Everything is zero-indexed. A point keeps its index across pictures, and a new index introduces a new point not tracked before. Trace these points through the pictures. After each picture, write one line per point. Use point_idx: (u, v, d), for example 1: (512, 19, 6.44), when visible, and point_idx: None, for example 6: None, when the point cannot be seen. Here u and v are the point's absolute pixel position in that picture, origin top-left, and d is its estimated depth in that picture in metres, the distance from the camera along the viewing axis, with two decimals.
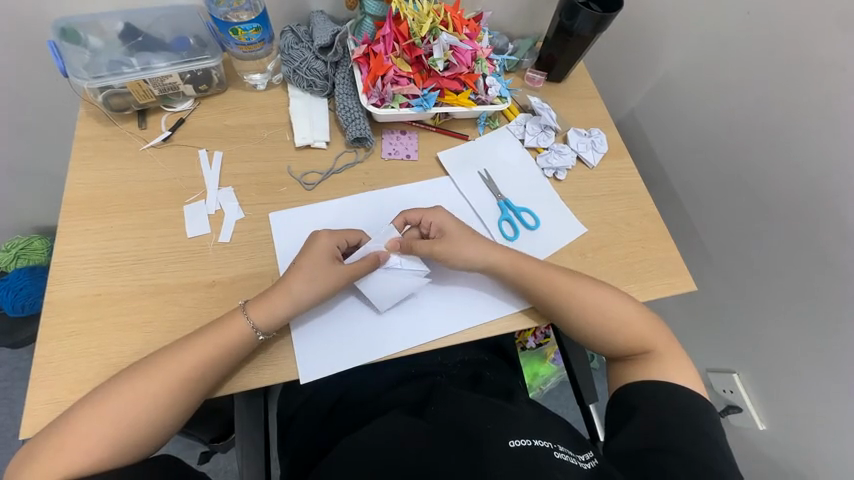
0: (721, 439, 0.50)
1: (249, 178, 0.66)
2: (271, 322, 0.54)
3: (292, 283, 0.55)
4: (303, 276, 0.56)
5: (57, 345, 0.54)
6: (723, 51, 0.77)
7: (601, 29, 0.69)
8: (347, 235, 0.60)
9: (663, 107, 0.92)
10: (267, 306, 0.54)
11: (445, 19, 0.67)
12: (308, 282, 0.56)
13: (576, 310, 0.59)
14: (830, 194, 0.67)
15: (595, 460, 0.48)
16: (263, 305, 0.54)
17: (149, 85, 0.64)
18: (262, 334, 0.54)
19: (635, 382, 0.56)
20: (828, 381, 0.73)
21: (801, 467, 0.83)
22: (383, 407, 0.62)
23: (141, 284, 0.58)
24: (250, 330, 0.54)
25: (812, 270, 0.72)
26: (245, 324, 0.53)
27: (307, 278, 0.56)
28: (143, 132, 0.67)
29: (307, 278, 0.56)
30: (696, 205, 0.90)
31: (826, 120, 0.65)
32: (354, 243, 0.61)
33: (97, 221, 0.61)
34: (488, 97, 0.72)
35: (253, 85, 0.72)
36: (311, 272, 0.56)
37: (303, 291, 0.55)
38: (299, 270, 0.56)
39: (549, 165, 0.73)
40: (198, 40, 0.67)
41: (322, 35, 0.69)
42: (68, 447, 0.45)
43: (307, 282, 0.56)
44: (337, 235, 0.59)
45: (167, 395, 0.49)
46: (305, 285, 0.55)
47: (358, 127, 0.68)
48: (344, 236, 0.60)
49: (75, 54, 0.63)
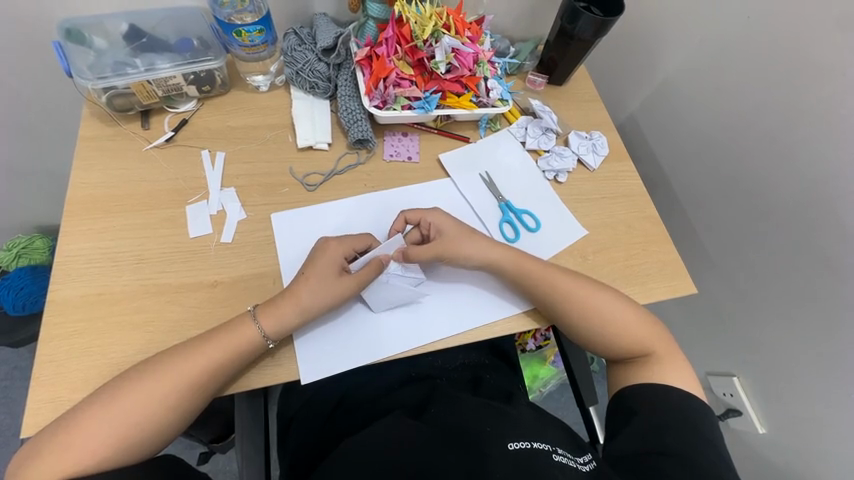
0: (720, 441, 0.50)
1: (251, 178, 0.67)
2: (280, 330, 0.55)
3: (301, 291, 0.56)
4: (311, 285, 0.56)
5: (59, 344, 0.54)
6: (724, 55, 0.77)
7: (602, 33, 0.70)
8: (356, 242, 0.60)
9: (663, 110, 0.92)
10: (276, 314, 0.55)
11: (447, 22, 0.67)
12: (316, 292, 0.56)
13: (576, 313, 0.60)
14: (830, 198, 0.67)
15: (594, 462, 0.48)
16: (272, 312, 0.55)
17: (153, 85, 0.64)
18: (272, 341, 0.55)
19: (633, 385, 0.56)
20: (829, 385, 0.73)
21: (800, 470, 0.83)
22: (383, 408, 0.62)
23: (144, 283, 0.58)
24: (260, 337, 0.54)
25: (812, 273, 0.72)
26: (254, 330, 0.54)
27: (317, 288, 0.56)
28: (147, 132, 0.68)
29: (316, 287, 0.56)
30: (696, 209, 0.90)
31: (825, 126, 0.65)
32: (363, 249, 0.61)
33: (101, 220, 0.61)
34: (490, 100, 0.72)
35: (257, 87, 0.73)
36: (319, 282, 0.56)
37: (311, 300, 0.56)
38: (308, 279, 0.56)
39: (550, 167, 0.73)
40: (202, 41, 0.68)
41: (325, 38, 0.70)
42: (72, 446, 0.45)
43: (315, 291, 0.56)
44: (346, 244, 0.59)
45: (172, 396, 0.49)
46: (313, 294, 0.56)
47: (360, 128, 0.68)
48: (353, 243, 0.60)
49: (79, 55, 0.63)
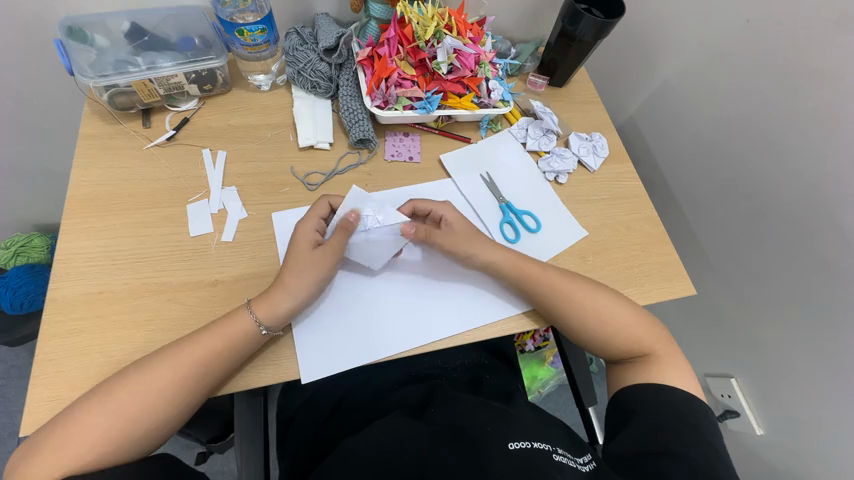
0: (720, 442, 0.50)
1: (252, 178, 0.67)
2: (275, 316, 0.55)
3: (285, 276, 0.56)
4: (293, 268, 0.57)
5: (58, 343, 0.54)
6: (724, 58, 0.77)
7: (602, 35, 0.70)
8: (318, 212, 0.61)
9: (663, 113, 0.92)
10: (267, 300, 0.55)
11: (449, 22, 0.67)
12: (298, 272, 0.57)
13: (576, 313, 0.60)
14: (830, 201, 0.67)
15: (593, 462, 0.49)
16: (263, 300, 0.55)
17: (154, 84, 0.64)
18: (266, 328, 0.55)
19: (633, 386, 0.56)
20: (826, 387, 0.74)
21: (799, 471, 0.83)
22: (384, 409, 0.62)
23: (144, 282, 0.58)
24: (256, 326, 0.54)
25: (811, 275, 0.72)
26: (249, 320, 0.54)
27: (298, 269, 0.57)
28: (147, 131, 0.68)
29: (297, 268, 0.57)
30: (696, 210, 0.91)
31: (825, 129, 0.66)
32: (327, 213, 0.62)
33: (100, 219, 0.61)
34: (490, 100, 0.72)
35: (258, 86, 0.73)
36: (298, 262, 0.57)
37: (299, 283, 0.56)
38: (288, 264, 0.57)
39: (551, 168, 0.73)
40: (203, 40, 0.68)
41: (327, 38, 0.70)
42: (73, 439, 0.45)
43: (301, 274, 0.57)
44: (312, 219, 0.60)
45: (171, 390, 0.49)
46: (297, 275, 0.56)
47: (361, 128, 0.68)
48: (316, 214, 0.61)
49: (80, 53, 0.62)
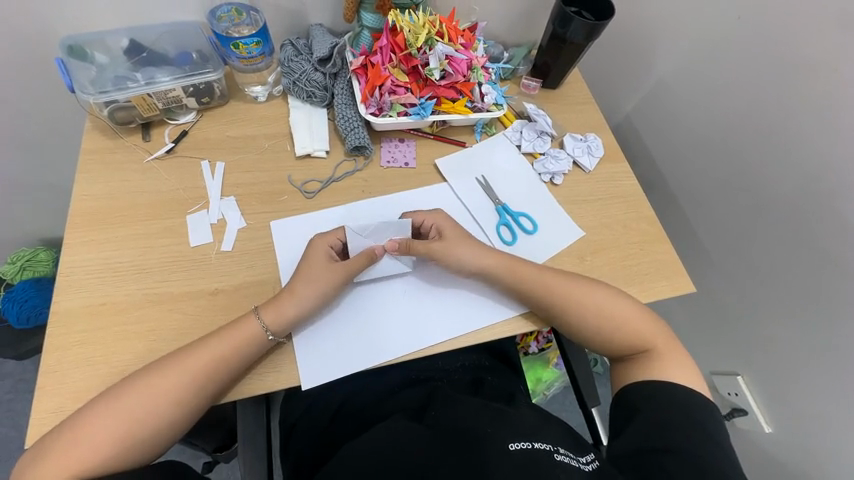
0: (725, 439, 0.50)
1: (250, 187, 0.67)
2: (281, 323, 0.56)
3: (296, 284, 0.57)
4: (306, 276, 0.58)
5: (63, 354, 0.54)
6: (718, 55, 0.78)
7: (593, 37, 0.71)
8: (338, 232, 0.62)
9: (658, 112, 0.93)
10: (276, 306, 0.56)
11: (440, 30, 0.69)
12: (309, 280, 0.58)
13: (573, 312, 0.60)
14: (830, 193, 0.67)
15: (596, 462, 0.48)
16: (272, 305, 0.56)
17: (153, 98, 0.65)
18: (271, 334, 0.55)
19: (635, 384, 0.56)
20: (833, 382, 0.73)
21: (810, 469, 0.82)
22: (384, 412, 0.62)
23: (145, 293, 0.59)
24: (261, 329, 0.55)
25: (815, 268, 0.72)
26: (256, 324, 0.55)
27: (309, 279, 0.58)
28: (147, 144, 0.69)
29: (309, 278, 0.58)
30: (695, 208, 0.90)
31: (823, 121, 0.66)
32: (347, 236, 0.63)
33: (102, 232, 0.62)
34: (484, 104, 0.73)
35: (254, 97, 0.74)
36: (311, 272, 0.58)
37: (308, 292, 0.57)
38: (300, 273, 0.59)
39: (546, 170, 0.74)
40: (200, 55, 0.69)
41: (321, 48, 0.71)
42: (80, 440, 0.45)
43: (308, 281, 0.58)
44: (328, 237, 0.61)
45: (176, 392, 0.50)
46: (307, 283, 0.57)
47: (357, 135, 0.69)
48: (336, 235, 0.62)
49: (81, 71, 0.65)
